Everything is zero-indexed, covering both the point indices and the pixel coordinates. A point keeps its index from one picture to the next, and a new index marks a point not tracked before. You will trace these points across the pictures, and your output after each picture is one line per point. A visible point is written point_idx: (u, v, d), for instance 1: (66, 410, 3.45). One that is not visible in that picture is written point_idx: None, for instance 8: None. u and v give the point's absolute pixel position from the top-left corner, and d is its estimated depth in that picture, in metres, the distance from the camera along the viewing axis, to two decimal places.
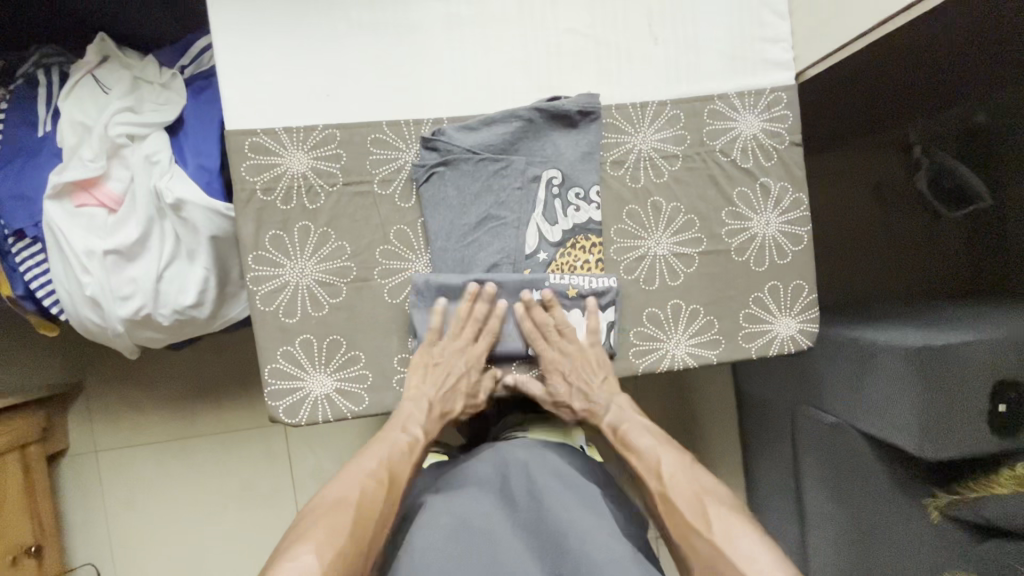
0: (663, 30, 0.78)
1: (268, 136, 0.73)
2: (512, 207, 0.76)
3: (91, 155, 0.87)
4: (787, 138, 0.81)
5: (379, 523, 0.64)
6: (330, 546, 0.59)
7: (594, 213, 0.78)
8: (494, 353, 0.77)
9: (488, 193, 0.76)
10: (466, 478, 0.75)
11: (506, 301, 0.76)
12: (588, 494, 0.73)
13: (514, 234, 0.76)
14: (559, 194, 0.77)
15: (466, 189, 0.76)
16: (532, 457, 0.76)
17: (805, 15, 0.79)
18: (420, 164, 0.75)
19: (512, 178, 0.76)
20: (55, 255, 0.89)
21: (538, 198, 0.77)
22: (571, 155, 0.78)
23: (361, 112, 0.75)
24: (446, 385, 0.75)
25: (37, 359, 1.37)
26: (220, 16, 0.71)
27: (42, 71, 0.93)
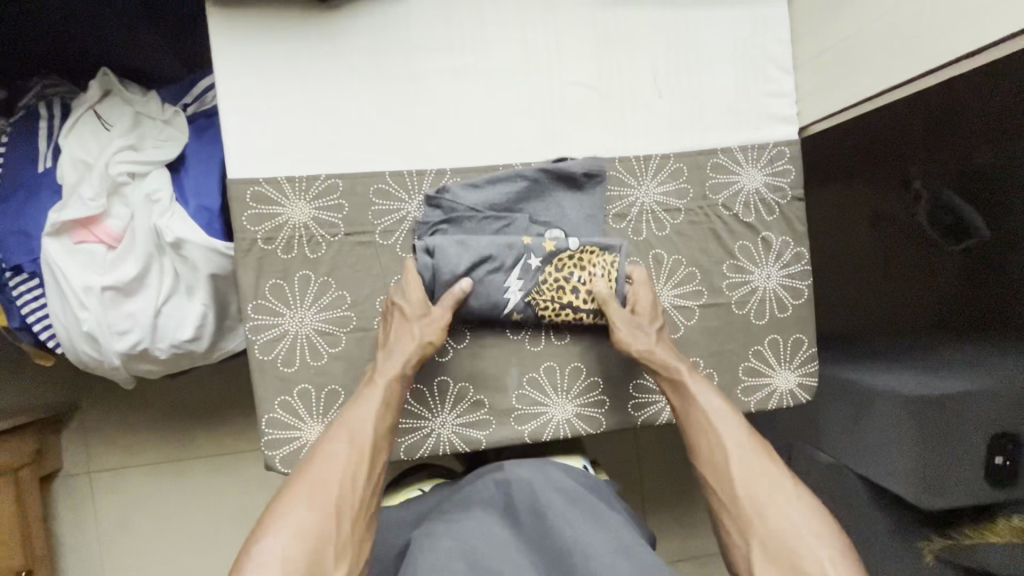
0: (667, 84, 0.78)
1: (270, 186, 0.73)
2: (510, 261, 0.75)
3: (92, 193, 0.86)
4: (789, 192, 0.81)
5: (346, 485, 0.62)
6: (305, 519, 0.58)
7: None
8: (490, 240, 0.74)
9: (488, 249, 0.74)
10: (471, 502, 0.76)
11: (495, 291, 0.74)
12: (593, 510, 0.73)
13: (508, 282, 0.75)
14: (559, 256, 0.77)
15: (467, 243, 0.73)
16: (536, 476, 0.78)
17: (810, 72, 0.79)
18: (424, 222, 0.75)
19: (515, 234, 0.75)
20: (51, 291, 0.89)
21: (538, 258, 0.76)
22: (574, 218, 0.78)
23: (364, 163, 0.75)
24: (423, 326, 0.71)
25: (33, 379, 1.36)
26: (225, 66, 0.71)
27: (44, 105, 0.93)
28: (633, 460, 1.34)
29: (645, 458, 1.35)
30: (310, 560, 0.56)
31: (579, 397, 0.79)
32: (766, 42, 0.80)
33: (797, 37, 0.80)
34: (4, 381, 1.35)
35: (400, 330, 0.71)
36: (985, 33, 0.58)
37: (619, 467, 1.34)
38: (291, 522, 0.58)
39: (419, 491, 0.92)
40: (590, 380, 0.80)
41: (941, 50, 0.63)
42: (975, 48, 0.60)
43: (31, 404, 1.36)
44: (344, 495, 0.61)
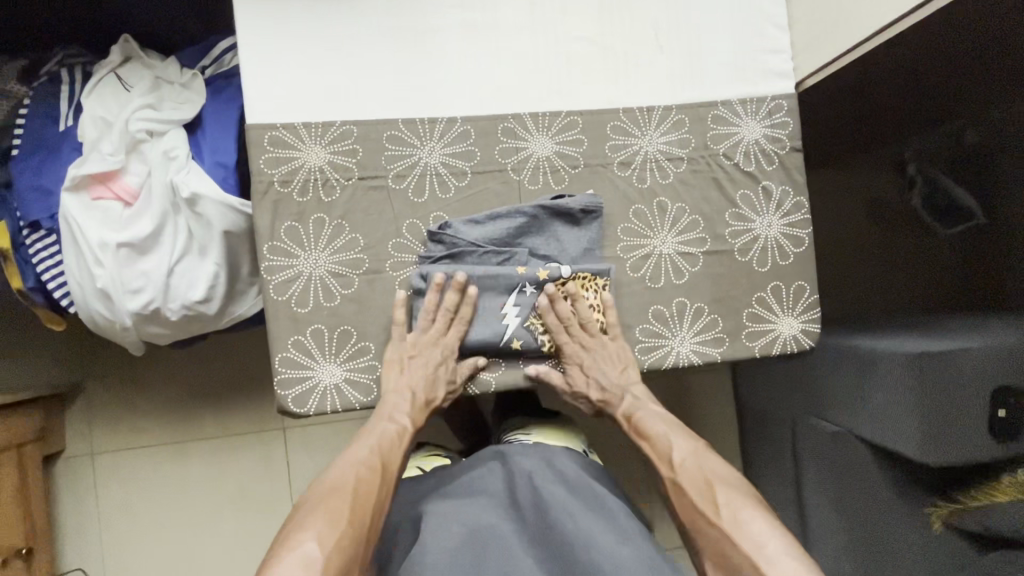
0: (668, 40, 0.82)
1: (287, 131, 0.76)
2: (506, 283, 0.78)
3: (111, 149, 0.89)
4: (788, 143, 0.84)
5: (377, 507, 0.64)
6: (342, 528, 0.59)
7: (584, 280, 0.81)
8: (489, 272, 0.77)
9: (486, 285, 0.77)
10: (474, 489, 0.75)
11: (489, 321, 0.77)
12: (594, 496, 0.73)
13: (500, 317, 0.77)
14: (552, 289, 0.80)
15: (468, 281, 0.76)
16: (538, 467, 0.77)
17: (803, 27, 0.82)
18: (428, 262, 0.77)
19: (515, 272, 0.77)
20: (67, 247, 0.91)
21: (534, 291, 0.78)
22: (573, 251, 0.79)
23: (378, 110, 0.77)
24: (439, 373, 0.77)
25: (38, 357, 1.36)
26: (245, 16, 0.74)
27: (65, 70, 0.96)
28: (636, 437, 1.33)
29: None
30: (343, 565, 0.57)
31: None
32: (762, 0, 0.84)
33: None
34: (8, 358, 1.35)
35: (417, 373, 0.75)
36: None
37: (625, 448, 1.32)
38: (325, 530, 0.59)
39: (418, 471, 0.89)
40: None
41: None
42: None
43: (36, 382, 1.36)
44: (375, 514, 0.63)
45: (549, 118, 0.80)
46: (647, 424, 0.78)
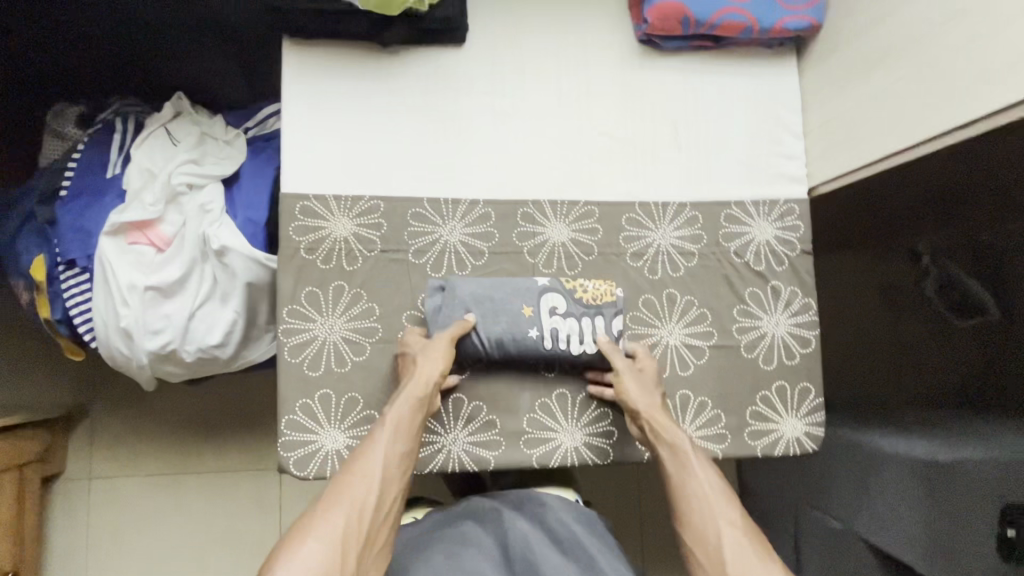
0: (686, 140, 0.86)
1: (318, 202, 0.80)
2: (526, 304, 0.78)
3: (152, 200, 0.94)
4: (798, 246, 0.86)
5: (358, 521, 0.63)
6: (316, 553, 0.59)
7: (614, 322, 0.80)
8: (495, 303, 0.78)
9: (492, 305, 0.78)
10: (463, 541, 0.73)
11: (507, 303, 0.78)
12: (588, 562, 0.72)
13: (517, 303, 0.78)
14: (576, 305, 0.79)
15: (477, 292, 0.78)
16: (533, 529, 0.75)
17: (817, 137, 0.85)
18: (435, 309, 0.78)
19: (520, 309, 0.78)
20: (99, 286, 0.95)
21: (553, 293, 0.79)
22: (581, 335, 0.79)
23: (405, 188, 0.81)
24: (433, 359, 0.74)
25: (52, 379, 1.39)
26: (292, 96, 0.80)
27: (119, 120, 1.03)
28: (636, 513, 1.28)
29: (650, 514, 1.28)
30: None
31: (588, 425, 0.81)
32: (779, 110, 0.88)
33: (806, 107, 0.87)
34: (23, 377, 1.37)
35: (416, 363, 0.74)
36: (979, 106, 0.63)
37: (625, 521, 1.27)
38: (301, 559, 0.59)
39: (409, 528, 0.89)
40: (600, 410, 0.82)
41: (938, 122, 0.68)
42: (969, 121, 0.64)
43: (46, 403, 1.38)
44: (357, 529, 0.63)
45: (567, 205, 0.83)
46: (699, 475, 0.71)
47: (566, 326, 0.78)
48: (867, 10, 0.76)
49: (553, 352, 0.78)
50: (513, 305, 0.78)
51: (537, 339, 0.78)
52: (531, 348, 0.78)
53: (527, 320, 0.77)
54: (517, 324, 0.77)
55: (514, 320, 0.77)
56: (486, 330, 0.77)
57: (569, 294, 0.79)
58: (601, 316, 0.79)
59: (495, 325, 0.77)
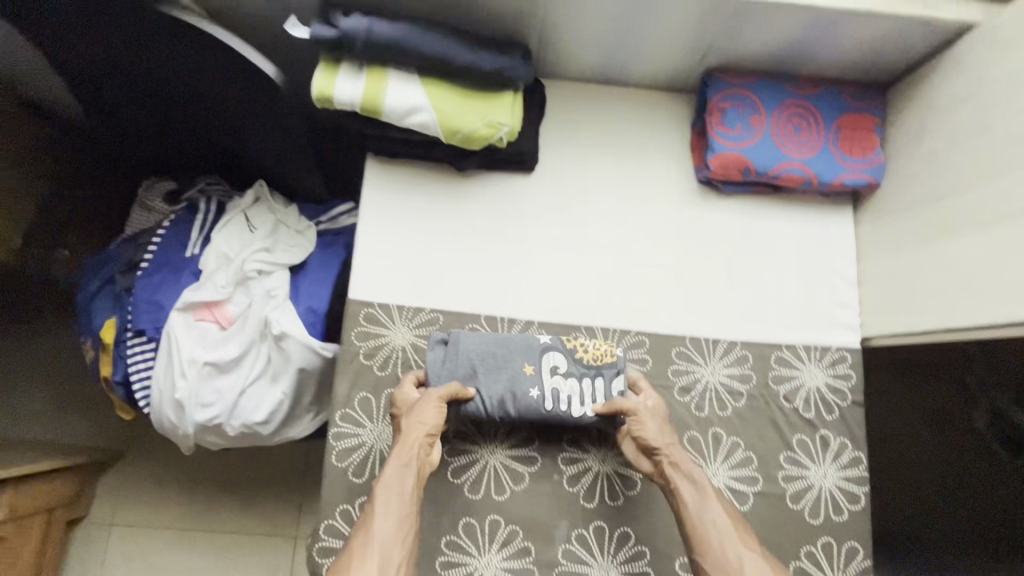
0: (738, 279, 0.88)
1: (381, 309, 0.84)
2: (527, 361, 0.78)
3: (223, 282, 1.00)
4: (849, 395, 0.85)
5: None
6: None
7: (614, 383, 0.78)
8: (494, 359, 0.78)
9: (493, 361, 0.78)
10: None
11: (507, 361, 0.78)
12: None
13: (518, 361, 0.78)
14: (578, 365, 0.78)
15: (478, 347, 0.78)
16: None
17: (873, 289, 0.86)
18: (437, 363, 0.78)
19: (519, 366, 0.77)
20: (162, 357, 1.00)
21: (554, 352, 0.79)
22: (582, 396, 0.78)
23: (464, 303, 0.85)
24: (420, 415, 0.74)
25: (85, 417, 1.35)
26: (370, 209, 0.86)
27: (203, 200, 1.11)
28: None
29: None
30: None
31: (623, 563, 0.79)
32: (833, 257, 0.90)
33: (862, 257, 0.89)
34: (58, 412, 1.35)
35: (406, 422, 0.74)
36: None
37: None
38: None
39: None
40: (636, 548, 0.80)
41: (999, 308, 0.68)
42: None
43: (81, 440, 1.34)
44: None
45: (619, 334, 0.85)
46: (713, 513, 0.70)
47: (566, 387, 0.78)
48: (927, 183, 0.78)
49: (553, 413, 0.77)
50: (514, 363, 0.78)
51: (538, 399, 0.77)
52: (532, 409, 0.77)
53: (527, 377, 0.77)
54: (518, 382, 0.77)
55: (515, 378, 0.77)
56: (487, 389, 0.77)
57: (570, 353, 0.78)
58: (602, 378, 0.78)
59: (496, 384, 0.77)
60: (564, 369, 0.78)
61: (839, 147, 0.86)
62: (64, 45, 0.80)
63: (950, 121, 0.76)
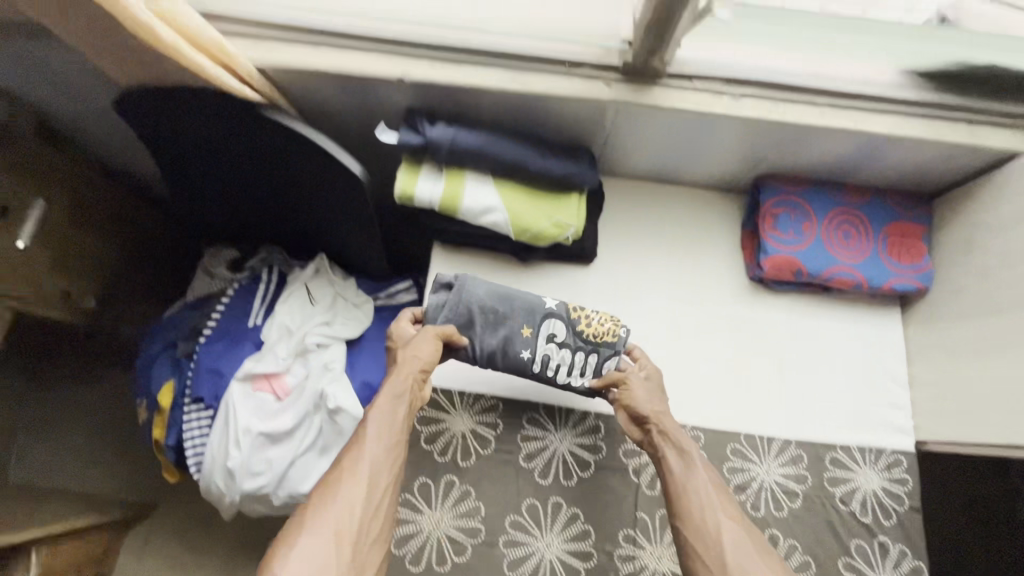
0: (789, 376, 0.90)
1: (444, 394, 0.87)
2: (526, 322, 0.82)
3: (285, 353, 1.04)
4: (907, 501, 0.85)
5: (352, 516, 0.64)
6: (314, 553, 0.60)
7: (608, 362, 0.82)
8: (496, 315, 0.82)
9: (495, 317, 0.82)
10: None
11: (508, 320, 0.82)
12: None
13: (517, 321, 0.82)
14: (576, 337, 0.82)
15: (483, 299, 0.83)
16: None
17: (925, 394, 0.88)
18: (437, 304, 0.83)
19: (518, 325, 0.82)
20: (218, 425, 1.02)
21: (555, 320, 0.83)
22: (571, 367, 0.82)
23: (524, 391, 0.88)
24: (415, 353, 0.78)
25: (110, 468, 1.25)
26: None
27: (265, 270, 1.16)
28: None
29: None
30: None
31: None
32: (884, 358, 0.91)
33: (912, 360, 0.91)
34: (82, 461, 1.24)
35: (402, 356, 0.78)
36: None
37: None
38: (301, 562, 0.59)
39: None
40: None
41: None
42: None
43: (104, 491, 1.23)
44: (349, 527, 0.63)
45: None
46: (698, 480, 0.72)
47: (558, 355, 0.82)
48: (979, 297, 0.81)
49: (540, 375, 0.82)
50: (513, 321, 0.83)
51: (528, 360, 0.82)
52: (521, 368, 0.82)
53: (523, 338, 0.82)
54: (512, 341, 0.82)
55: (511, 335, 0.82)
56: (480, 340, 0.82)
57: (571, 325, 0.82)
58: (596, 355, 0.82)
59: (491, 337, 0.82)
60: (560, 338, 0.82)
61: (887, 253, 0.89)
62: (166, 124, 0.85)
63: (1000, 240, 0.79)
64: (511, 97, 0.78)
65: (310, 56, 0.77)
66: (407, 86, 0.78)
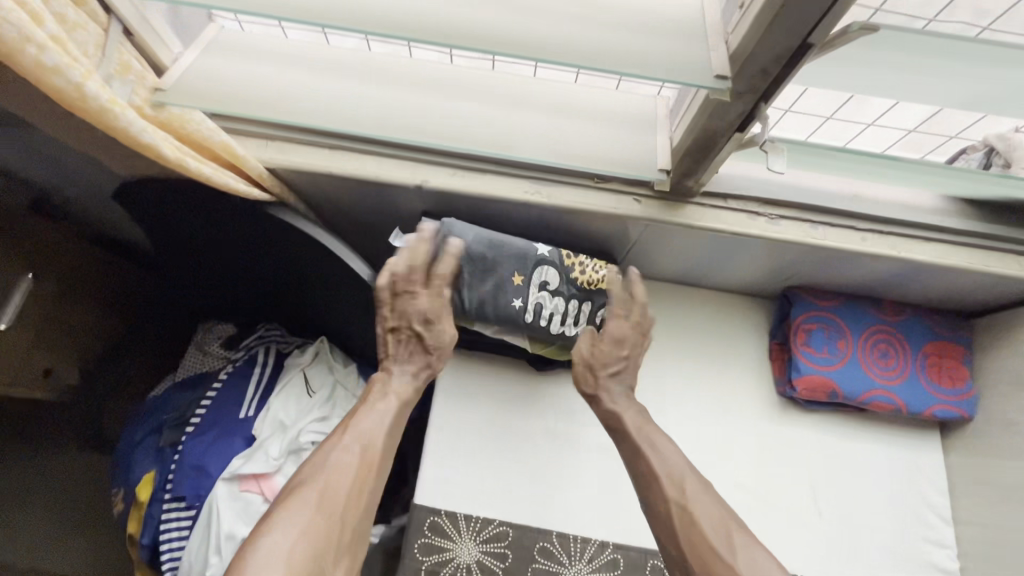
0: (827, 507, 0.82)
1: (447, 518, 0.78)
2: (517, 269, 0.77)
3: (277, 452, 0.95)
4: None
5: (352, 491, 0.64)
6: (313, 516, 0.59)
7: (600, 311, 0.82)
8: (488, 260, 0.77)
9: (485, 264, 0.77)
10: None
11: (502, 268, 0.77)
12: None
13: (510, 269, 0.77)
14: (568, 286, 0.80)
15: (472, 239, 0.76)
16: None
17: (973, 531, 0.80)
18: (421, 250, 0.77)
19: (511, 274, 0.77)
20: (198, 529, 0.91)
21: (548, 267, 0.78)
22: (562, 314, 0.79)
23: (535, 514, 0.80)
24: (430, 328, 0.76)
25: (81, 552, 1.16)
26: (444, 404, 0.85)
27: (262, 351, 1.09)
28: None
29: None
30: (313, 553, 0.57)
31: None
32: (925, 488, 0.85)
33: (954, 490, 0.84)
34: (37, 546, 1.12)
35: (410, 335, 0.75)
36: None
37: None
38: (300, 519, 0.58)
39: None
40: None
41: None
42: None
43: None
44: (350, 500, 0.63)
45: None
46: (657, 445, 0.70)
47: (551, 304, 0.79)
48: None
49: (533, 326, 0.78)
50: (502, 269, 0.77)
51: (519, 309, 0.77)
52: (512, 319, 0.78)
53: (514, 287, 0.77)
54: (503, 289, 0.77)
55: (501, 284, 0.77)
56: (469, 291, 0.77)
57: (565, 272, 0.79)
58: (590, 304, 0.81)
59: (481, 286, 0.77)
60: (553, 286, 0.79)
61: (927, 376, 0.84)
62: (175, 206, 0.80)
63: None
64: (534, 207, 0.75)
65: (326, 160, 0.74)
66: (426, 192, 0.75)
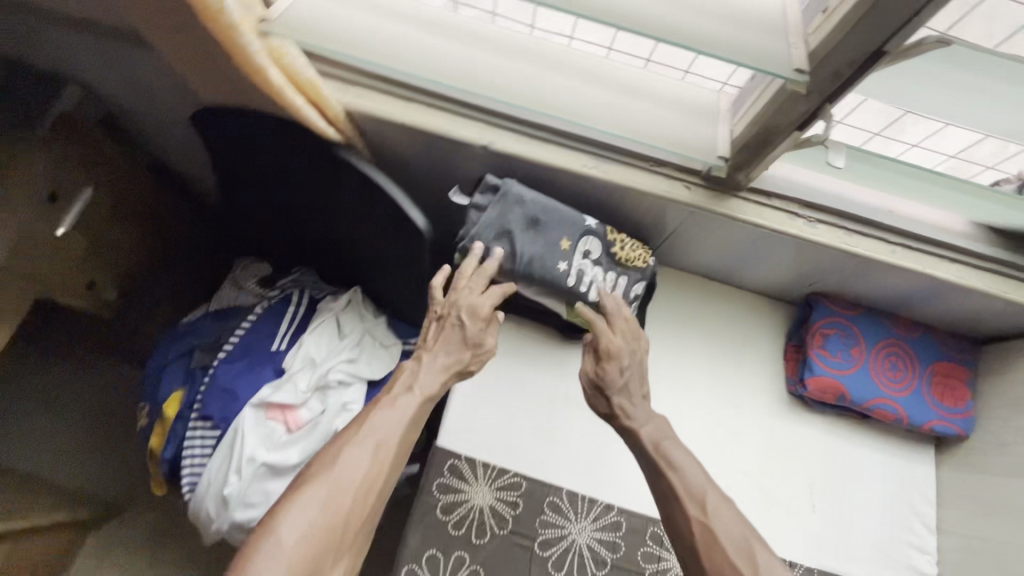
0: (821, 501, 0.87)
1: (467, 462, 0.83)
2: (565, 235, 0.82)
3: (305, 386, 1.00)
4: None
5: (359, 495, 0.62)
6: (314, 518, 0.58)
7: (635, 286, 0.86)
8: (541, 223, 0.82)
9: (537, 226, 0.82)
10: None
11: (552, 232, 0.82)
12: None
13: (559, 234, 0.82)
14: (608, 258, 0.85)
15: (530, 201, 0.81)
16: None
17: (954, 541, 0.85)
18: (480, 205, 0.81)
19: (559, 240, 0.82)
20: (221, 448, 0.95)
21: (592, 238, 0.84)
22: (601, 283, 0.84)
23: (548, 471, 0.85)
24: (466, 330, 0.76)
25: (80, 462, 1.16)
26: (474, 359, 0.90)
27: (296, 293, 1.11)
28: None
29: None
30: (311, 556, 0.56)
31: None
32: (913, 497, 0.90)
33: (942, 502, 0.89)
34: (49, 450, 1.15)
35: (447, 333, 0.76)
36: None
37: None
38: (301, 521, 0.57)
39: None
40: None
41: None
42: None
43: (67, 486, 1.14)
44: (354, 507, 0.61)
45: None
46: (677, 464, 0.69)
47: (591, 272, 0.84)
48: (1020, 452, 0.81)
49: (573, 290, 0.82)
50: (551, 233, 0.82)
51: (564, 272, 0.82)
52: (557, 280, 0.82)
53: (561, 251, 0.82)
54: (551, 251, 0.82)
55: (549, 247, 0.82)
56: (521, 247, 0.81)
57: (607, 245, 0.85)
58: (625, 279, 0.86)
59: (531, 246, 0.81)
60: (594, 257, 0.84)
61: (931, 392, 0.89)
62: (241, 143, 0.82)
63: None
64: (588, 181, 0.79)
65: (400, 112, 0.78)
66: (489, 154, 0.79)
